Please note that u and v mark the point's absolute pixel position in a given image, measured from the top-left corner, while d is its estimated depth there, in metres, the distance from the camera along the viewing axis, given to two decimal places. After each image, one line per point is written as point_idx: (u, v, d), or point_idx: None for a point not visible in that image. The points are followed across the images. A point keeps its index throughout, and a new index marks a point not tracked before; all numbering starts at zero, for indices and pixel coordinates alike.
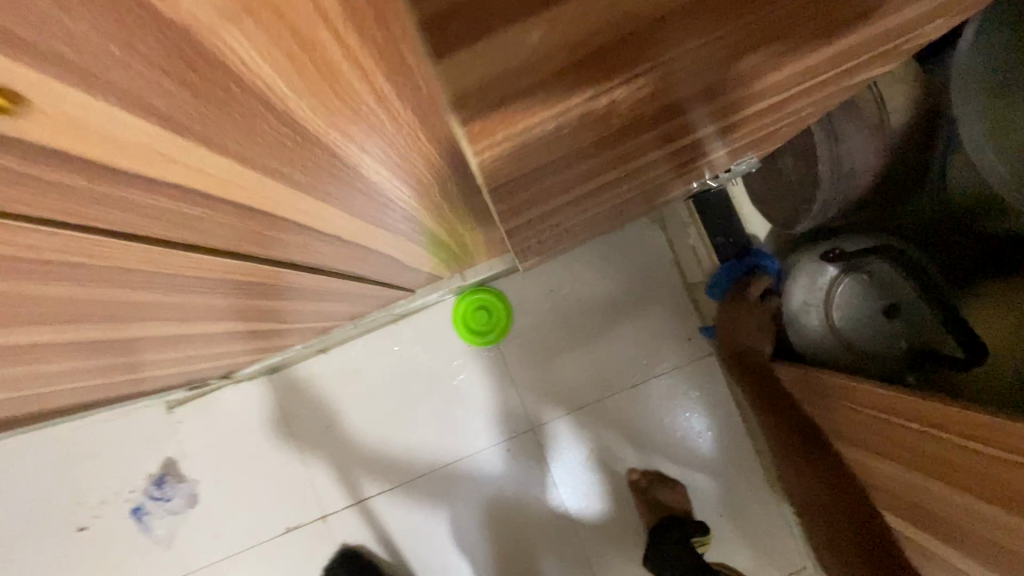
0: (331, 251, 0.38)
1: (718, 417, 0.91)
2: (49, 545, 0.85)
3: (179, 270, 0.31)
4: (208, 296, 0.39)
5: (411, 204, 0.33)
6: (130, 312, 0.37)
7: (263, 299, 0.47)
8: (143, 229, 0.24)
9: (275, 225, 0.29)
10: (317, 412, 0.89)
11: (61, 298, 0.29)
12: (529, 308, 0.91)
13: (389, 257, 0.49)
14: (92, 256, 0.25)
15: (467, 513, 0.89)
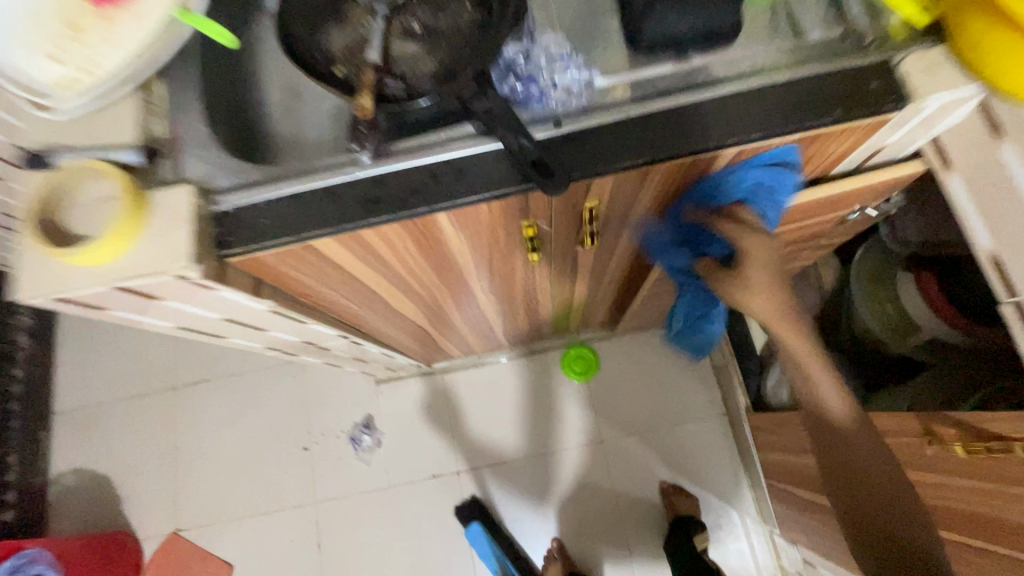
0: (548, 289, 0.89)
1: (728, 461, 1.28)
2: (290, 453, 1.36)
3: (504, 288, 0.83)
4: (490, 305, 0.91)
5: (590, 273, 0.83)
6: (464, 307, 0.89)
7: (498, 314, 0.98)
8: (521, 272, 0.76)
9: (546, 276, 0.80)
10: (464, 403, 1.36)
11: (469, 293, 0.81)
12: (612, 362, 1.36)
13: (557, 300, 0.99)
14: (498, 278, 0.76)
15: (548, 490, 1.30)
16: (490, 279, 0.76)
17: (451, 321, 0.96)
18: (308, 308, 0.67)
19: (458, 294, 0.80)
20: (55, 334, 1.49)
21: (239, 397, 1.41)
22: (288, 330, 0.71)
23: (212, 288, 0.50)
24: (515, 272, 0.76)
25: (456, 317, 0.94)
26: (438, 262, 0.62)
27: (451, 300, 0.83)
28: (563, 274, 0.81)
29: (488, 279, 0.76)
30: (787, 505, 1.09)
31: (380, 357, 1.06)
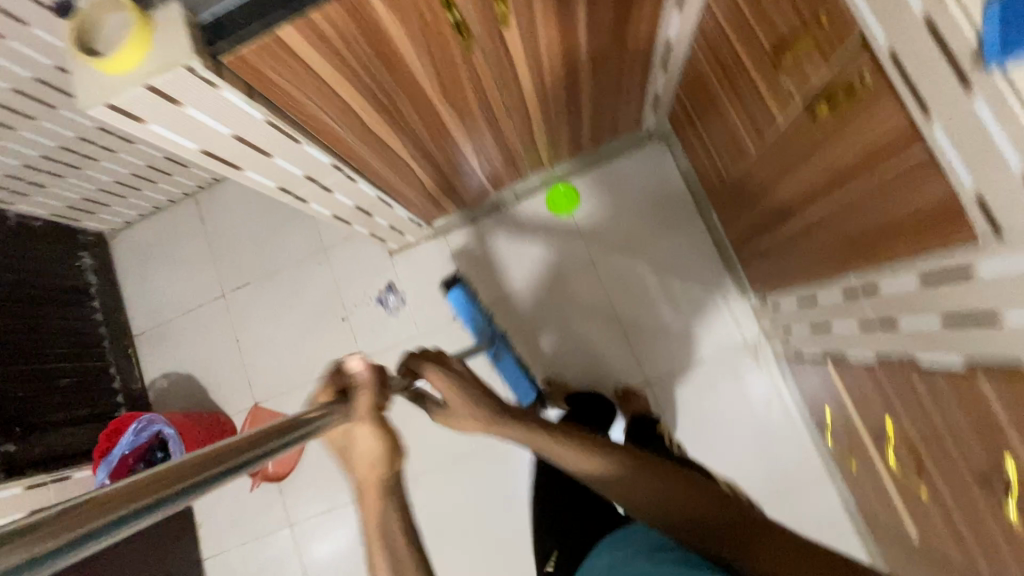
0: (501, 102, 1.03)
1: (706, 252, 1.44)
2: (332, 325, 1.59)
3: (460, 104, 0.97)
4: (457, 131, 1.06)
5: (527, 71, 0.97)
6: (434, 136, 1.04)
7: (468, 145, 1.13)
8: (471, 76, 0.90)
9: (491, 81, 0.94)
10: (467, 254, 1.54)
11: (432, 113, 0.96)
12: (589, 192, 1.51)
13: (516, 121, 1.13)
14: (450, 88, 0.91)
15: (553, 310, 1.49)
16: (443, 90, 0.90)
17: (428, 157, 1.11)
18: (299, 127, 0.83)
19: (423, 115, 0.95)
20: (117, 271, 1.73)
21: (279, 291, 1.63)
22: (289, 156, 0.88)
23: (217, 86, 0.66)
24: (462, 79, 0.90)
25: (433, 150, 1.09)
26: (388, 61, 0.77)
27: (420, 123, 0.98)
28: (505, 75, 0.95)
29: (442, 90, 0.90)
30: (752, 264, 1.25)
31: (380, 207, 1.24)
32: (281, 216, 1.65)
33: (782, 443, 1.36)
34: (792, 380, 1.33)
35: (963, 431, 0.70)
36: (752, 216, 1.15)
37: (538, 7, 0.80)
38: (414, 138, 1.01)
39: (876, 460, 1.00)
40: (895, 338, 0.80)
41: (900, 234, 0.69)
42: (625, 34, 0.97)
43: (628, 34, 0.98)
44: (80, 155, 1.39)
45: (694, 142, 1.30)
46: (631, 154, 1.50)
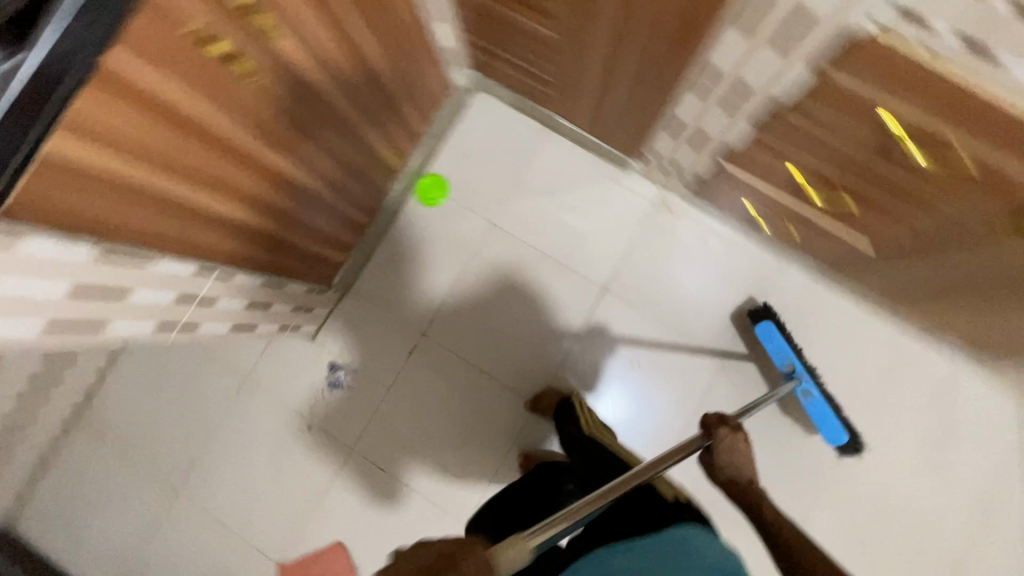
0: (320, 124, 0.99)
1: (576, 153, 1.49)
2: (303, 439, 1.46)
3: (286, 146, 0.92)
4: (297, 174, 1.00)
5: (324, 83, 0.93)
6: (278, 190, 0.98)
7: (315, 182, 1.08)
8: (276, 112, 0.85)
9: (298, 107, 0.90)
10: (382, 289, 1.48)
11: (263, 167, 0.90)
12: (450, 168, 1.50)
13: (343, 136, 1.09)
14: (263, 133, 0.85)
15: (489, 285, 1.48)
16: (260, 138, 0.85)
17: (286, 214, 1.04)
18: (137, 248, 0.75)
19: (256, 173, 0.89)
20: (44, 550, 1.47)
21: (229, 448, 1.47)
22: (147, 284, 0.79)
23: (15, 246, 0.59)
24: (268, 118, 0.85)
25: (287, 205, 1.02)
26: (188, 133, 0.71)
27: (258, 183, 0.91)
28: (307, 95, 0.90)
29: (259, 139, 0.85)
30: (618, 135, 1.32)
31: (274, 291, 1.15)
32: (182, 377, 1.48)
33: (735, 260, 1.44)
34: (708, 207, 1.42)
35: (848, 128, 0.79)
36: (589, 94, 1.21)
37: (298, 14, 0.77)
38: (261, 202, 0.95)
39: (807, 212, 1.10)
40: (756, 98, 0.88)
41: (707, 13, 0.75)
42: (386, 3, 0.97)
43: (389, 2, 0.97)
44: None
45: (506, 70, 1.34)
46: (463, 114, 1.51)
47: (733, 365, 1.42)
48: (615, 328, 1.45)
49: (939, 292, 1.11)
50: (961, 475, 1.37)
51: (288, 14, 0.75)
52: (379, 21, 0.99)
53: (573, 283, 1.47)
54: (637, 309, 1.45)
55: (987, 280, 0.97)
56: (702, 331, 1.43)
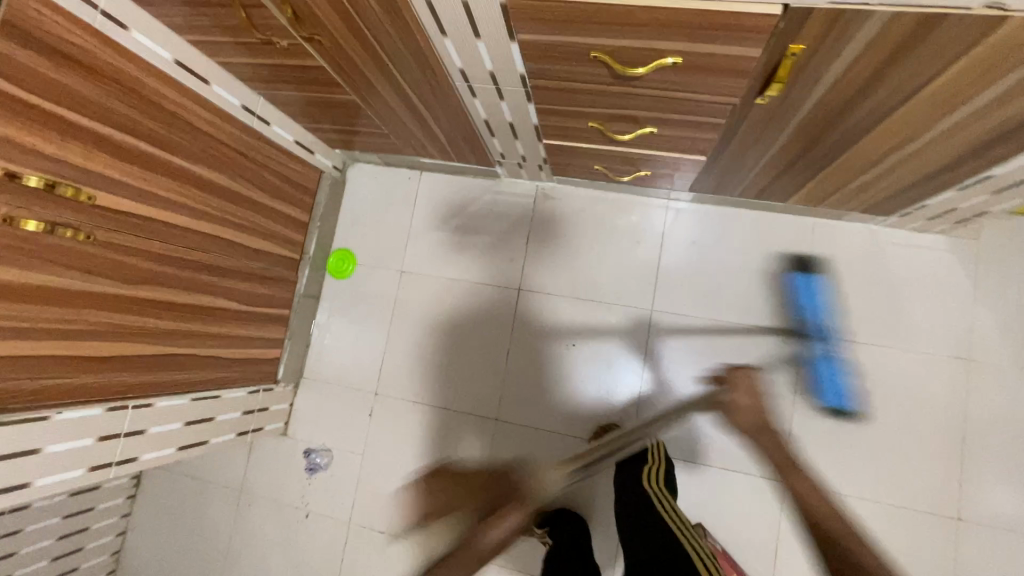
0: (182, 251, 1.12)
1: (452, 183, 1.59)
2: (305, 531, 1.52)
3: (151, 279, 1.05)
4: (180, 300, 1.13)
5: (166, 218, 1.07)
6: (166, 319, 1.10)
7: (206, 299, 1.20)
8: (124, 257, 0.99)
9: (149, 245, 1.04)
10: (329, 367, 1.58)
11: (137, 305, 1.03)
12: (351, 240, 1.62)
13: (219, 253, 1.23)
14: (120, 277, 0.99)
15: (418, 327, 1.56)
16: (119, 283, 0.99)
17: (187, 337, 1.17)
18: (31, 408, 0.88)
19: (131, 312, 1.02)
20: None
21: (246, 564, 1.54)
22: (56, 436, 0.91)
23: None
24: (120, 264, 0.98)
25: (182, 328, 1.15)
26: (30, 299, 0.84)
27: (139, 320, 1.04)
28: (154, 232, 1.04)
29: (117, 284, 0.98)
30: (468, 153, 1.41)
31: (209, 404, 1.26)
32: (188, 514, 1.59)
33: (628, 217, 1.47)
34: (581, 181, 1.47)
35: (575, 69, 0.85)
36: (421, 132, 1.32)
37: (100, 174, 0.92)
38: (152, 334, 1.07)
39: (635, 151, 1.15)
40: (509, 79, 0.96)
41: (411, 34, 0.86)
42: (201, 134, 1.12)
43: (205, 131, 1.12)
44: None
45: (354, 138, 1.47)
46: (345, 189, 1.65)
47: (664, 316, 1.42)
48: (541, 325, 1.49)
49: (792, 172, 1.11)
50: (926, 333, 1.29)
51: (90, 177, 0.90)
52: (205, 150, 1.13)
53: (490, 298, 1.53)
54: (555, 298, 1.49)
55: (805, 146, 0.98)
56: (622, 294, 1.45)
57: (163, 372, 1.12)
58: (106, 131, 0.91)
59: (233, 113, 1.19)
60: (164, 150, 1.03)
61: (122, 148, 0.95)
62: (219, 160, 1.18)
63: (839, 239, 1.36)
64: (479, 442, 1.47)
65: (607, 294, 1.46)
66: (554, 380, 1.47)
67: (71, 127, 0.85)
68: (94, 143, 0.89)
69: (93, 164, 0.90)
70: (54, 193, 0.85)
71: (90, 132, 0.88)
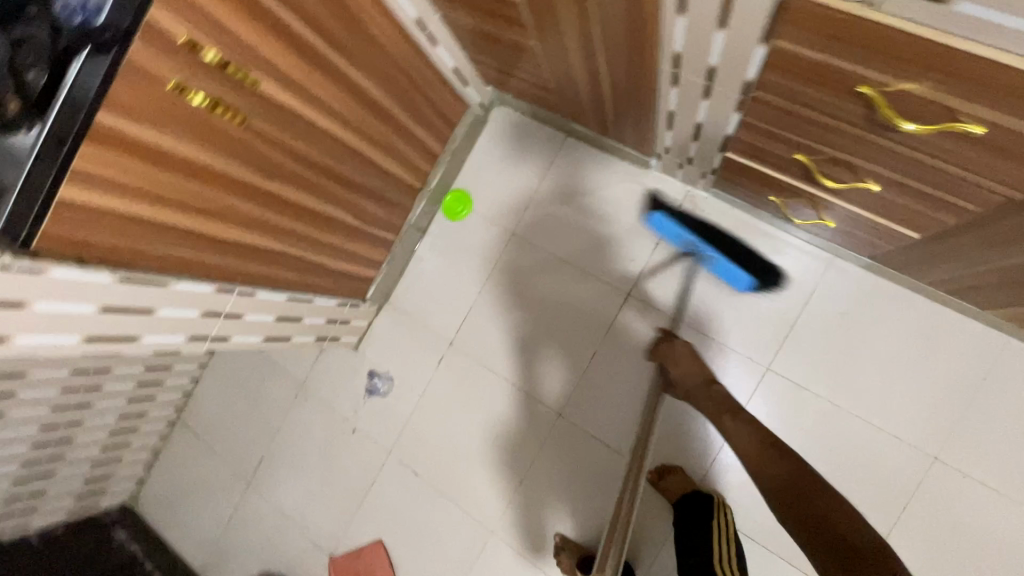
0: (320, 159, 1.10)
1: (596, 157, 1.45)
2: (348, 442, 1.59)
3: (285, 179, 1.04)
4: (304, 204, 1.12)
5: (315, 119, 1.03)
6: (288, 220, 1.10)
7: (327, 208, 1.19)
8: (267, 152, 0.97)
9: (292, 144, 1.01)
10: (414, 301, 1.57)
11: (268, 200, 1.03)
12: (471, 182, 1.55)
13: (350, 165, 1.19)
14: (260, 171, 0.98)
15: (511, 294, 1.49)
16: (258, 176, 0.98)
17: (300, 240, 1.17)
18: (155, 273, 0.91)
19: (261, 206, 1.02)
20: (154, 528, 1.75)
21: (289, 448, 1.65)
22: (169, 303, 0.96)
23: (44, 271, 0.75)
24: (263, 157, 0.97)
25: (299, 231, 1.15)
26: (179, 174, 0.84)
27: (266, 214, 1.04)
28: (300, 134, 1.02)
29: (257, 177, 0.98)
30: (628, 136, 1.27)
31: (301, 307, 1.28)
32: (252, 384, 1.70)
33: (777, 259, 1.29)
34: (739, 201, 1.30)
35: (818, 99, 0.69)
36: (587, 99, 1.18)
37: (271, 62, 0.88)
38: (272, 231, 1.08)
39: (827, 198, 0.97)
40: (726, 81, 0.80)
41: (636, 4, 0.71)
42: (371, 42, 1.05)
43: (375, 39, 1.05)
44: (53, 447, 1.42)
45: (513, 82, 1.35)
46: (483, 127, 1.55)
47: (810, 396, 1.25)
48: (636, 338, 1.39)
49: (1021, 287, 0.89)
50: None
51: (260, 63, 0.86)
52: (369, 59, 1.07)
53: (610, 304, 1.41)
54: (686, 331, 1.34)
55: None
56: (737, 338, 1.31)
57: (272, 267, 1.14)
58: (287, 21, 0.86)
59: (405, 26, 1.11)
60: (333, 52, 0.98)
61: (298, 40, 0.90)
62: (379, 71, 1.11)
63: (1020, 368, 1.15)
64: (539, 435, 1.43)
65: (745, 346, 1.30)
66: (630, 399, 1.38)
67: (257, 10, 0.80)
68: (272, 30, 0.84)
69: (266, 51, 0.86)
70: (224, 71, 0.82)
71: (271, 18, 0.83)
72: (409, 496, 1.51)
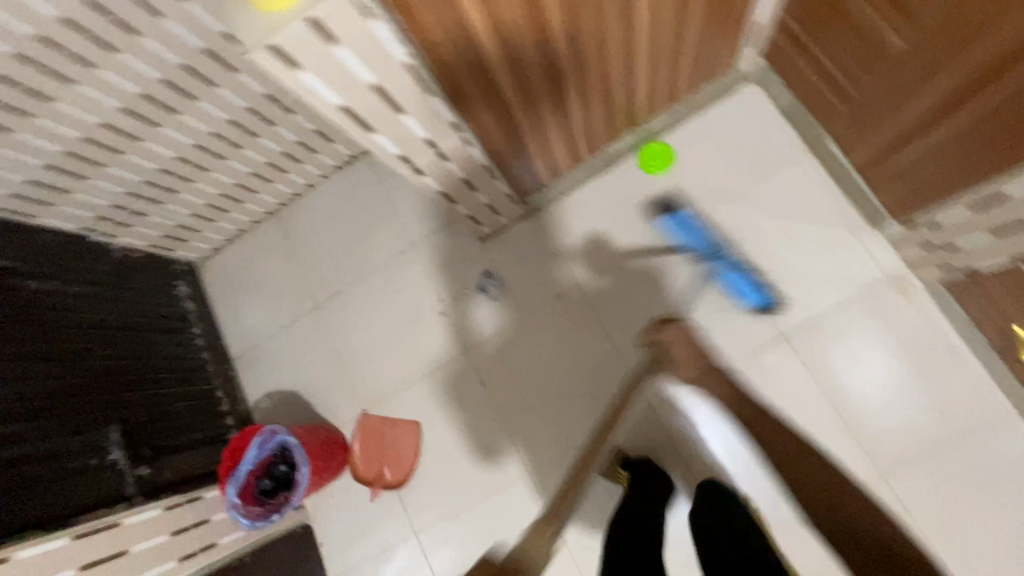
0: (613, 52, 0.99)
1: (827, 187, 1.34)
2: (431, 322, 1.55)
3: (580, 55, 0.94)
4: (568, 88, 1.03)
5: (645, 9, 0.92)
6: (548, 93, 1.01)
7: (576, 101, 1.10)
8: (594, 21, 0.87)
9: (613, 24, 0.91)
10: (564, 228, 1.48)
11: (555, 65, 0.93)
12: (684, 144, 1.44)
13: (623, 71, 1.08)
14: (574, 35, 0.88)
15: (666, 273, 1.40)
16: (568, 39, 0.88)
17: (537, 119, 1.08)
18: (430, 78, 0.82)
19: (547, 67, 0.92)
20: (211, 299, 1.75)
21: (373, 296, 1.62)
22: (419, 113, 0.85)
23: (371, 20, 0.66)
24: (586, 22, 0.86)
25: (545, 109, 1.05)
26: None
27: (542, 78, 0.95)
28: (625, 17, 0.91)
29: (566, 39, 0.88)
30: (899, 184, 1.15)
31: (486, 179, 1.20)
32: (367, 219, 1.65)
33: (954, 378, 1.21)
34: (960, 309, 1.19)
35: None
36: (899, 127, 1.05)
37: None
38: (530, 97, 0.99)
39: None
40: None
41: None
42: None
43: None
44: (177, 177, 1.38)
45: (807, 70, 1.22)
46: (723, 98, 1.43)
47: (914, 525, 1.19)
48: (771, 380, 1.30)
49: None
50: None
51: None
52: None
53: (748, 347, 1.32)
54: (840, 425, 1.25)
55: None
56: (871, 435, 1.23)
57: (502, 131, 1.05)
58: None
59: None
60: None
61: None
62: None
63: None
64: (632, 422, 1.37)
65: (881, 452, 1.22)
66: None
67: None
68: None
69: None
70: None
71: None
72: (467, 402, 1.49)
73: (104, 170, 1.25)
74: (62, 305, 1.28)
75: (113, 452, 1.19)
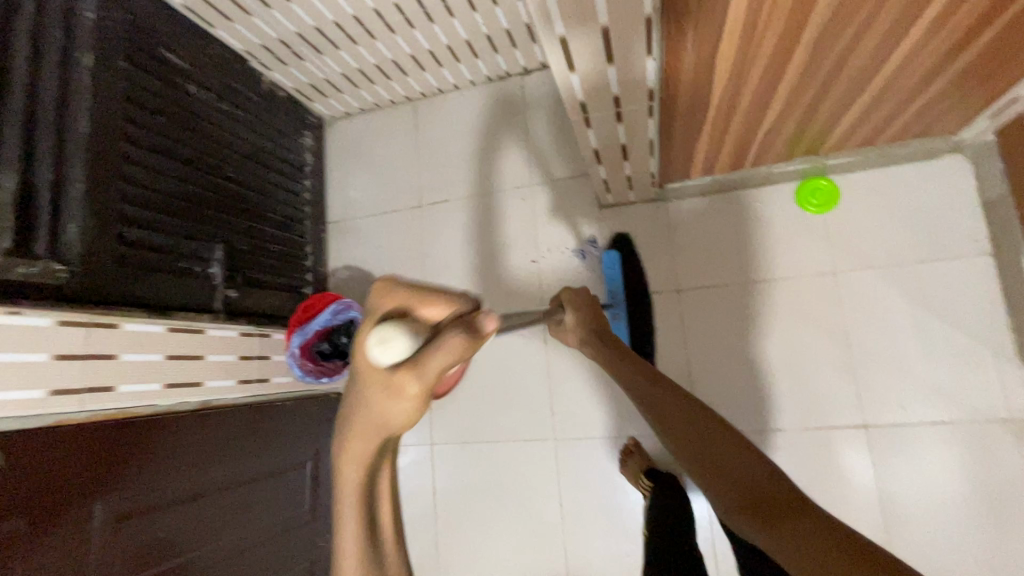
0: (847, 83, 0.90)
1: (988, 300, 1.22)
2: (520, 265, 1.55)
3: (814, 76, 0.86)
4: (778, 102, 0.95)
5: (910, 53, 0.81)
6: (757, 100, 0.93)
7: (776, 114, 1.01)
8: (853, 47, 0.78)
9: (868, 57, 0.82)
10: (688, 229, 1.41)
11: (783, 77, 0.85)
12: (852, 195, 1.32)
13: (843, 102, 0.98)
14: (823, 55, 0.79)
15: (771, 315, 1.33)
16: (816, 56, 0.80)
17: (728, 119, 1.01)
18: (658, 39, 0.76)
19: (774, 76, 0.85)
20: (327, 158, 1.80)
21: (475, 217, 1.62)
22: (626, 69, 0.80)
23: None
24: (845, 46, 0.78)
25: (743, 113, 0.98)
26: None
27: (763, 84, 0.87)
28: (884, 54, 0.81)
29: (813, 56, 0.80)
30: None
31: (644, 154, 1.13)
32: (498, 141, 1.63)
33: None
34: None
35: None
36: None
37: None
38: (738, 98, 0.92)
39: None
40: None
41: None
42: None
43: None
44: (347, 35, 1.37)
45: None
46: (919, 163, 1.28)
47: None
48: (832, 463, 1.26)
49: None
50: None
51: None
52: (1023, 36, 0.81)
53: (824, 423, 1.28)
54: (879, 540, 1.22)
55: None
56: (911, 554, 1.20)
57: (689, 117, 0.99)
58: None
59: None
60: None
61: None
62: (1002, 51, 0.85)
63: None
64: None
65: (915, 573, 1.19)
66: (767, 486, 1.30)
67: None
68: None
69: None
70: None
71: None
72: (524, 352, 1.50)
73: (291, 6, 1.26)
74: (208, 116, 1.34)
75: (213, 268, 1.27)
